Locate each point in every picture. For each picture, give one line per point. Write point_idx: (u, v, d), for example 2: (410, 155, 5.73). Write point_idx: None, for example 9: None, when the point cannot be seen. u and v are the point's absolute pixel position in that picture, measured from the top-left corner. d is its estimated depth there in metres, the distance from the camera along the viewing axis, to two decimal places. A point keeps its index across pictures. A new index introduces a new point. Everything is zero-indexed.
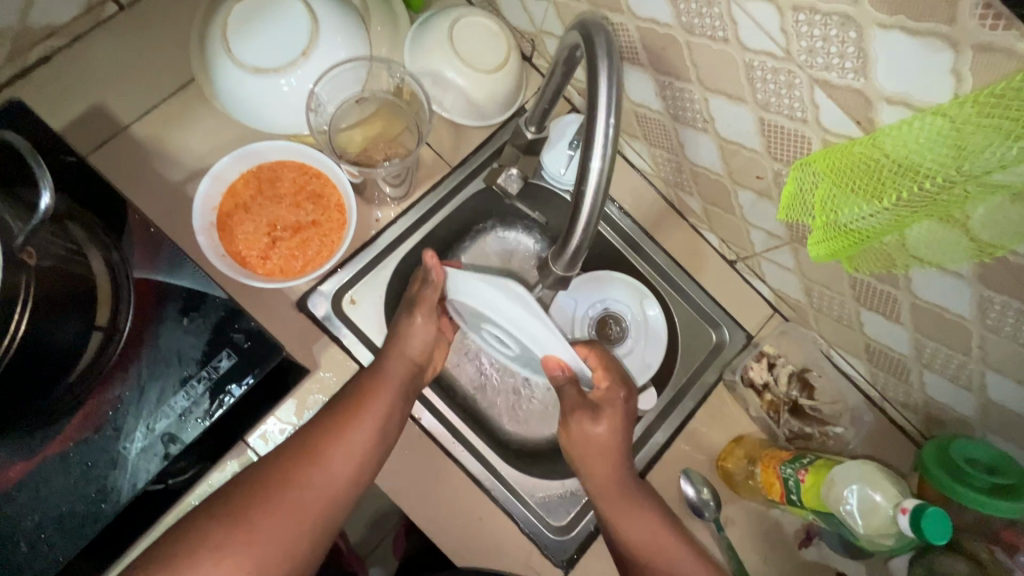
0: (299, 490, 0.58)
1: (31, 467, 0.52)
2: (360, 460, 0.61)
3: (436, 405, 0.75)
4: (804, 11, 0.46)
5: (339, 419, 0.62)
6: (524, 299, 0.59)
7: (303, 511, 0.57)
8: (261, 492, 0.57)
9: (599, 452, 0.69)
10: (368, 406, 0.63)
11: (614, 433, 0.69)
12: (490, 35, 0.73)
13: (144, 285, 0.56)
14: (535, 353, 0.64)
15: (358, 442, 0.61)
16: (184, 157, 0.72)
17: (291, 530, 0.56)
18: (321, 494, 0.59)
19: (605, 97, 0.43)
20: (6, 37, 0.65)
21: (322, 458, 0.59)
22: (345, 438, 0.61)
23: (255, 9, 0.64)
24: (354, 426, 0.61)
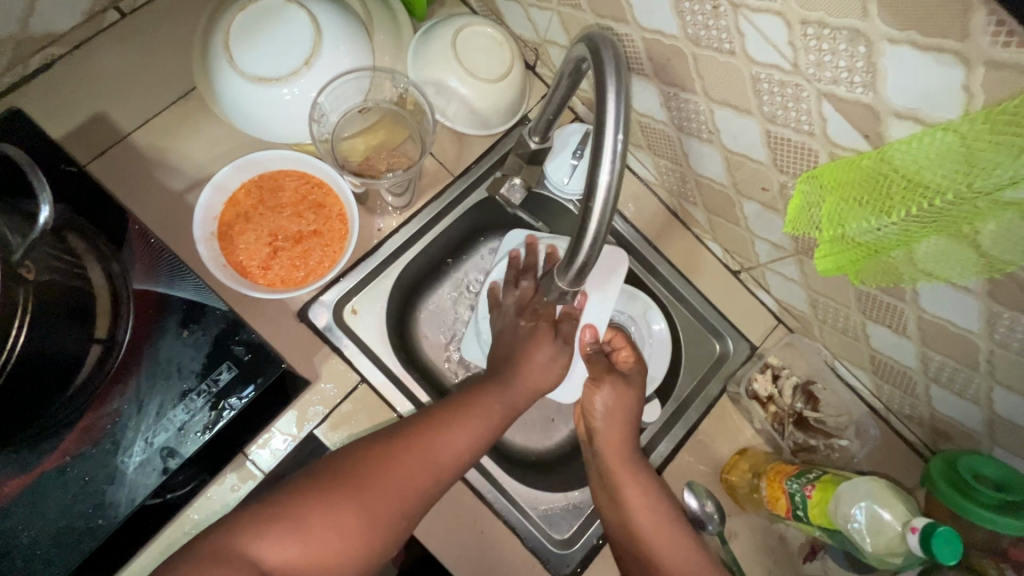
0: (412, 461, 0.57)
1: (28, 482, 0.51)
2: (452, 460, 0.59)
3: None
4: (812, 24, 0.46)
5: (458, 404, 0.63)
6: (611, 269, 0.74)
7: (411, 484, 0.57)
8: (365, 463, 0.56)
9: (612, 446, 0.70)
10: (487, 396, 0.64)
11: (625, 396, 0.71)
12: (494, 44, 0.72)
13: (143, 297, 0.55)
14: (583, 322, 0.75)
15: (454, 442, 0.60)
16: (185, 166, 0.71)
17: (390, 503, 0.55)
18: (407, 483, 0.56)
19: (614, 111, 0.42)
20: (8, 45, 0.65)
21: (434, 436, 0.59)
22: (461, 421, 0.61)
23: (258, 18, 0.64)
24: (473, 413, 0.62)
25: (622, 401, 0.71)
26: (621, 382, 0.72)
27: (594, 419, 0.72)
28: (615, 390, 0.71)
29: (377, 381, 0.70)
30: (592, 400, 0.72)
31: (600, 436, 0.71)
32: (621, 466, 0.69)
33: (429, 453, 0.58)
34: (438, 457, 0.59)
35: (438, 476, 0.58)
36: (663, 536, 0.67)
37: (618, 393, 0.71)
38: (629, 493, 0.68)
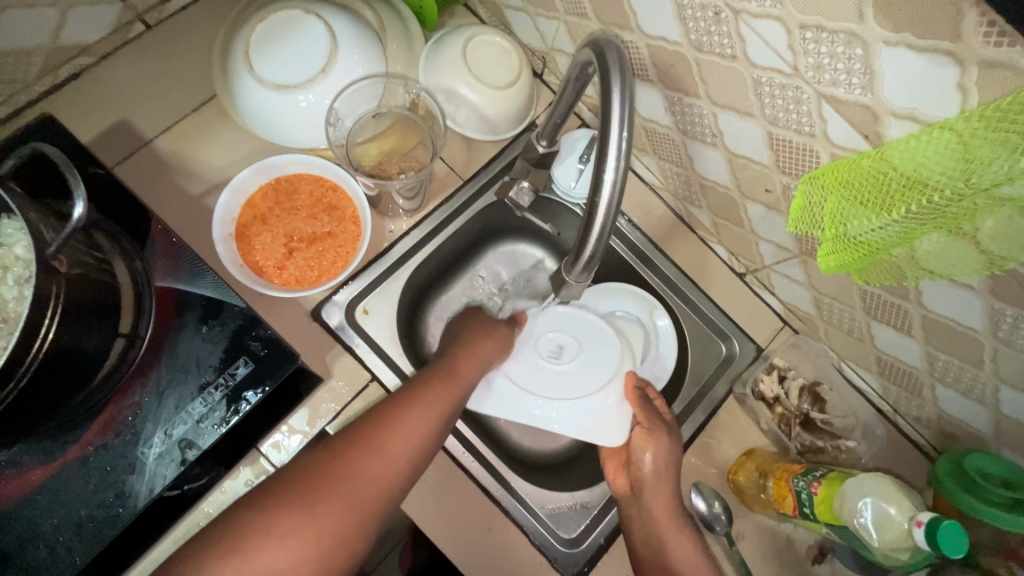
0: (370, 463, 0.56)
1: (52, 471, 0.52)
2: (411, 454, 0.58)
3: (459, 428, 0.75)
4: (810, 28, 0.47)
5: (409, 394, 0.61)
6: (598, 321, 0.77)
7: (373, 482, 0.56)
8: (331, 463, 0.56)
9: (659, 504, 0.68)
10: (437, 388, 0.62)
11: (666, 456, 0.70)
12: (502, 52, 0.75)
13: (166, 294, 0.58)
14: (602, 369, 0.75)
15: (410, 435, 0.58)
16: (204, 171, 0.74)
17: (361, 496, 0.55)
18: (367, 483, 0.56)
19: (617, 111, 0.44)
20: (41, 55, 0.68)
21: (389, 429, 0.58)
22: (413, 412, 0.59)
23: (276, 28, 0.66)
24: (422, 399, 0.60)
25: (667, 458, 0.70)
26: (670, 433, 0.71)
27: (640, 477, 0.70)
28: (661, 449, 0.70)
29: (389, 381, 0.71)
30: (639, 456, 0.70)
31: (647, 494, 0.69)
32: (665, 516, 0.68)
33: (388, 445, 0.57)
34: (396, 449, 0.57)
35: (399, 472, 0.57)
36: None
37: (665, 448, 0.70)
38: (670, 537, 0.68)
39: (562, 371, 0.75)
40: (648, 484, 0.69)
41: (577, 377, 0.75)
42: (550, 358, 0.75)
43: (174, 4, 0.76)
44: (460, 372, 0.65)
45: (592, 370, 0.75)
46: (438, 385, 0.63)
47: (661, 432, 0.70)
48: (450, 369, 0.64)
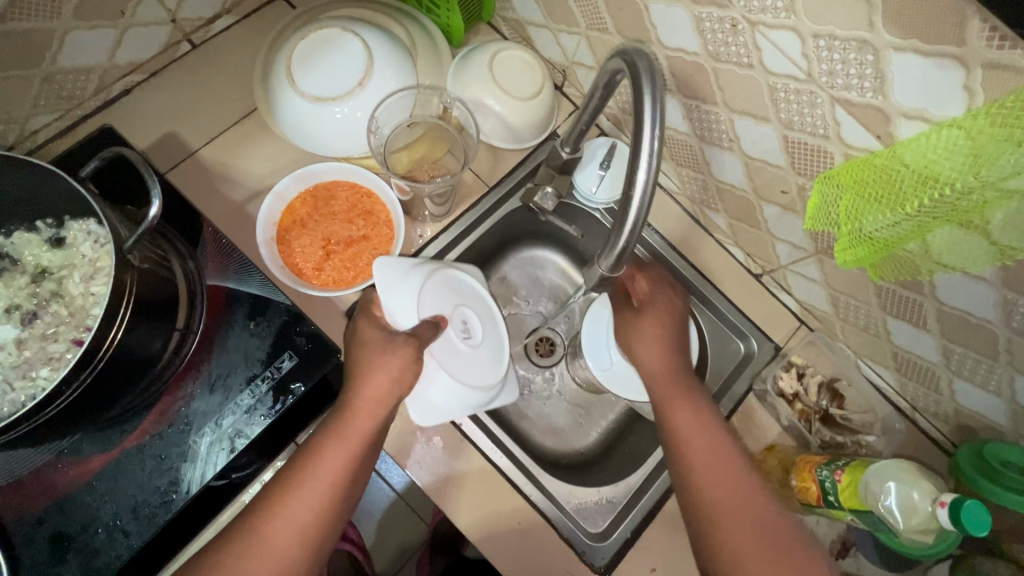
0: (292, 514, 0.58)
1: (112, 457, 0.55)
2: (329, 497, 0.60)
3: (498, 436, 0.77)
4: (823, 37, 0.51)
5: (311, 444, 0.61)
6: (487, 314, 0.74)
7: (301, 531, 0.58)
8: (260, 516, 0.58)
9: (686, 432, 0.67)
10: (337, 434, 0.62)
11: (659, 325, 0.72)
12: (526, 66, 0.79)
13: (216, 292, 0.62)
14: (497, 359, 0.73)
15: (324, 480, 0.60)
16: (246, 179, 0.78)
17: (286, 545, 0.58)
18: (295, 530, 0.58)
19: (650, 113, 0.47)
20: (97, 73, 0.73)
21: (305, 479, 0.60)
22: (327, 457, 0.60)
23: (316, 45, 0.71)
24: (330, 446, 0.61)
25: (659, 343, 0.72)
26: (658, 311, 0.73)
27: (635, 354, 0.73)
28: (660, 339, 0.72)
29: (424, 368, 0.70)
30: (632, 343, 0.73)
31: (646, 374, 0.72)
32: (668, 381, 0.71)
33: (301, 495, 0.59)
34: (313, 498, 0.59)
35: (328, 511, 0.60)
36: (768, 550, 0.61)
37: (659, 335, 0.72)
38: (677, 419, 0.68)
39: (470, 358, 0.71)
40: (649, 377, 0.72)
41: (483, 350, 0.73)
42: (455, 332, 0.71)
43: (218, 25, 0.81)
44: (358, 414, 0.62)
45: (497, 341, 0.74)
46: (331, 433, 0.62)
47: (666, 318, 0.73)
48: (346, 414, 0.62)
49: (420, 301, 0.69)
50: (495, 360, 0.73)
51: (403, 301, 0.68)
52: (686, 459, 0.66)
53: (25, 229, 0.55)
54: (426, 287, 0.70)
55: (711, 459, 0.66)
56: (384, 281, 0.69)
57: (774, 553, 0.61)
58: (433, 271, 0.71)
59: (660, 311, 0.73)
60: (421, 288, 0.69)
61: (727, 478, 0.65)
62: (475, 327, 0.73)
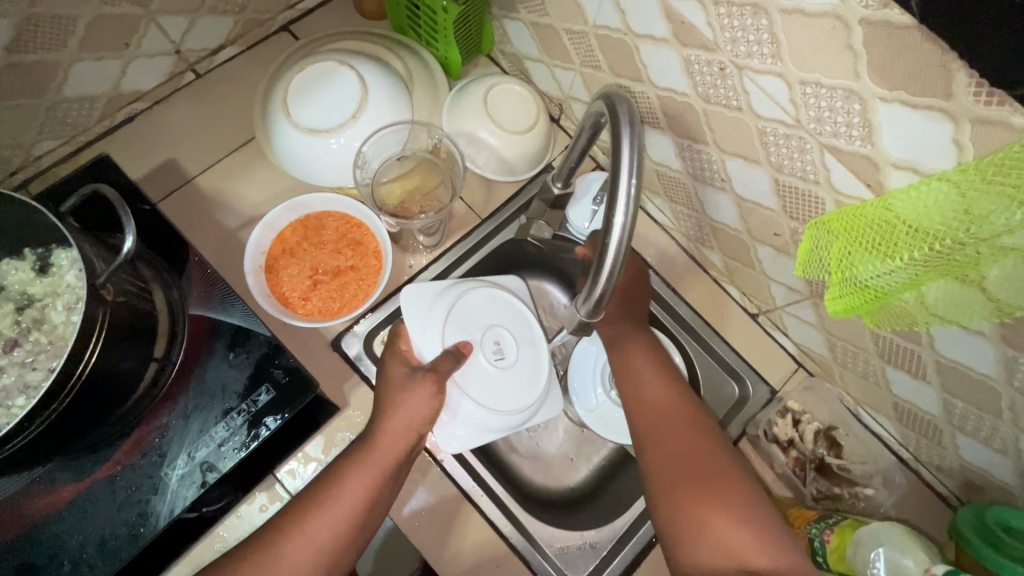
0: (318, 528, 0.58)
1: (82, 488, 0.55)
2: (353, 516, 0.59)
3: (481, 472, 0.76)
4: (810, 84, 0.50)
5: (346, 458, 0.62)
6: (521, 333, 0.75)
7: (323, 547, 0.58)
8: (283, 531, 0.58)
9: (637, 368, 0.71)
10: (369, 452, 0.62)
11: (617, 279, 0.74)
12: (521, 101, 0.79)
13: (197, 321, 0.61)
14: (531, 380, 0.74)
15: (349, 499, 0.60)
16: (241, 206, 0.79)
17: (306, 561, 0.57)
18: (317, 546, 0.58)
19: (627, 160, 0.46)
20: (102, 102, 0.75)
21: (332, 496, 0.60)
22: (356, 474, 0.61)
23: (313, 76, 0.73)
24: (354, 473, 0.60)
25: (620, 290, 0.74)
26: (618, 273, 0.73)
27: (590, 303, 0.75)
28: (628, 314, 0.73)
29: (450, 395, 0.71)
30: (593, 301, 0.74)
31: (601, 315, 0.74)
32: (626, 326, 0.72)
33: (328, 509, 0.59)
34: (337, 514, 0.59)
35: (353, 530, 0.59)
36: (710, 488, 0.61)
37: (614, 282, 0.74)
38: (633, 361, 0.71)
39: (501, 381, 0.72)
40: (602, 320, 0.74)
41: (516, 372, 0.73)
42: (484, 355, 0.72)
43: (223, 55, 0.84)
44: (391, 431, 0.62)
45: (533, 364, 0.74)
46: (368, 449, 0.62)
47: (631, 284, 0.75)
48: (381, 432, 0.62)
49: (445, 329, 0.71)
50: (529, 379, 0.74)
51: (427, 329, 0.70)
52: (639, 397, 0.69)
53: (12, 256, 0.57)
54: (450, 313, 0.71)
55: (663, 399, 0.68)
56: (411, 308, 0.72)
57: (723, 500, 0.60)
58: (457, 298, 0.72)
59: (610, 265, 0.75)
60: (449, 317, 0.71)
61: (678, 422, 0.66)
62: (507, 349, 0.74)
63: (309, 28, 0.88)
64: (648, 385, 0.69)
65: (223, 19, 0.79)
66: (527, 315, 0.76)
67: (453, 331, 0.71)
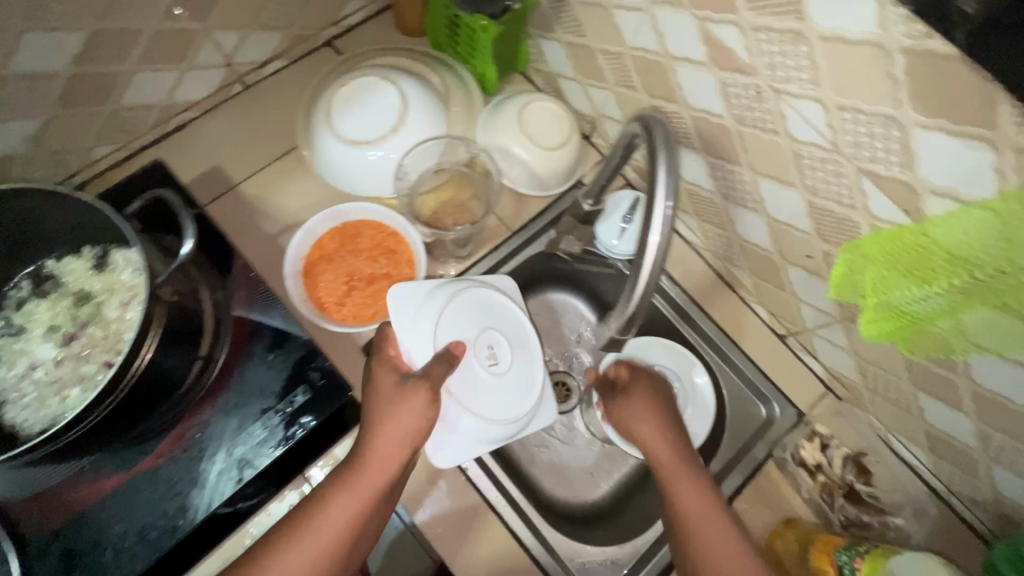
0: (300, 553, 0.57)
1: (126, 478, 0.58)
2: (341, 535, 0.59)
3: (502, 481, 0.76)
4: (848, 110, 0.51)
5: (338, 474, 0.61)
6: (516, 339, 0.74)
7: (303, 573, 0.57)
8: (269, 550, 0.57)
9: (689, 497, 0.64)
10: (360, 471, 0.61)
11: (652, 403, 0.71)
12: (555, 117, 0.81)
13: (239, 322, 0.64)
14: (523, 388, 0.73)
15: (336, 519, 0.59)
16: (282, 213, 0.82)
17: None
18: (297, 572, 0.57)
19: (663, 181, 0.47)
20: (156, 110, 0.79)
21: (320, 514, 0.59)
22: (347, 491, 0.60)
23: (355, 91, 0.76)
24: (344, 492, 0.60)
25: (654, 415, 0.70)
26: (647, 394, 0.71)
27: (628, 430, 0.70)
28: (668, 437, 0.68)
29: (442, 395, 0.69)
30: (623, 413, 0.71)
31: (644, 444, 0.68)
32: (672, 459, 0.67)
33: (315, 530, 0.58)
34: (322, 535, 0.58)
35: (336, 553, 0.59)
36: None
37: (648, 408, 0.70)
38: (683, 497, 0.64)
39: (491, 386, 0.71)
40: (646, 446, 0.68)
41: (508, 379, 0.72)
42: (478, 359, 0.71)
43: (269, 69, 0.87)
44: (381, 450, 0.61)
45: (526, 372, 0.74)
46: (359, 469, 0.61)
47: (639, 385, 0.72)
48: (372, 449, 0.61)
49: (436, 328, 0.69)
50: (520, 387, 0.73)
51: (419, 328, 0.69)
52: (699, 541, 0.62)
53: (71, 254, 0.60)
54: (442, 312, 0.70)
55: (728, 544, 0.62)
56: (401, 306, 0.70)
57: None
58: (451, 297, 0.71)
59: (642, 389, 0.72)
60: (441, 320, 0.70)
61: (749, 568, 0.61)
62: (501, 354, 0.73)
63: (351, 44, 0.91)
64: (708, 529, 0.63)
65: (272, 34, 0.83)
66: (521, 322, 0.75)
67: (445, 331, 0.69)
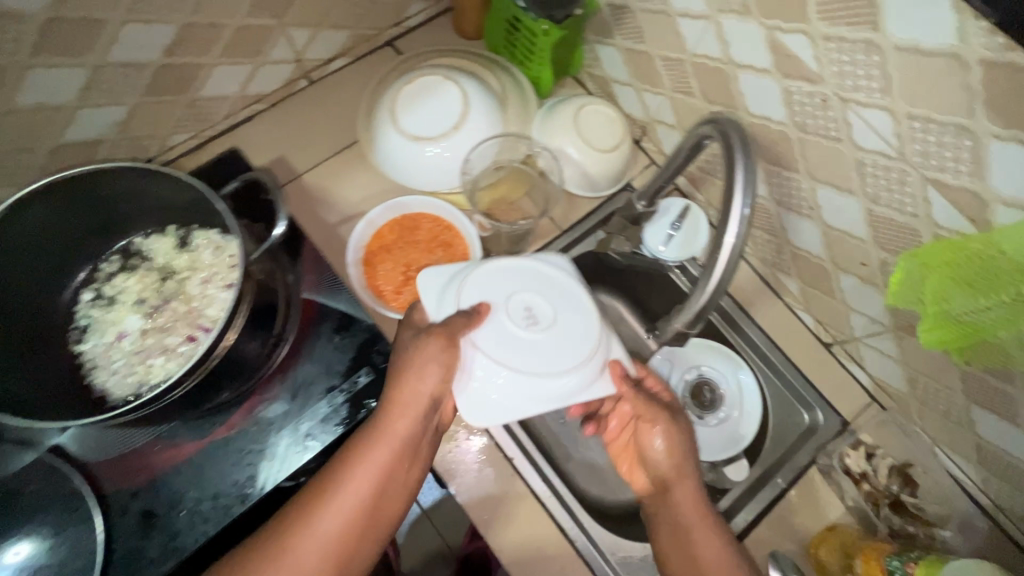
0: (328, 512, 0.57)
1: (201, 446, 0.61)
2: (367, 491, 0.59)
3: (546, 472, 0.77)
4: (918, 119, 0.52)
5: (360, 436, 0.61)
6: (557, 294, 0.63)
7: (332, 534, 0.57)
8: (300, 505, 0.58)
9: (701, 542, 0.63)
10: (382, 429, 0.60)
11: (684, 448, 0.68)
12: (609, 120, 0.83)
13: (308, 304, 0.67)
14: (572, 346, 0.61)
15: (361, 478, 0.59)
16: (341, 204, 0.85)
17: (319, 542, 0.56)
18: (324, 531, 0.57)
19: (741, 182, 0.49)
20: (229, 101, 0.83)
21: (345, 472, 0.59)
22: (370, 451, 0.60)
23: (420, 88, 0.78)
24: (368, 451, 0.60)
25: (683, 457, 0.68)
26: (675, 423, 0.69)
27: (655, 456, 0.68)
28: (696, 488, 0.66)
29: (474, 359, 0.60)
30: (651, 437, 0.69)
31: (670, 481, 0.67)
32: (696, 508, 0.65)
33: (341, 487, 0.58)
34: (349, 493, 0.58)
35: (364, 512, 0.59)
36: None
37: (679, 444, 0.68)
38: (697, 542, 0.64)
39: (532, 344, 0.60)
40: (671, 486, 0.67)
41: (551, 335, 0.61)
42: (513, 317, 0.61)
43: (333, 66, 0.91)
44: (399, 406, 0.61)
45: (574, 327, 0.62)
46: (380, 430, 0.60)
47: (669, 422, 0.69)
48: (390, 406, 0.61)
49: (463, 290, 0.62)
50: (566, 344, 0.61)
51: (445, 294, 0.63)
52: None
53: (157, 232, 0.65)
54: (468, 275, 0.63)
55: None
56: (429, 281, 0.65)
57: None
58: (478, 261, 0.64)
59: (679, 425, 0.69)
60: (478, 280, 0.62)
61: None
62: (541, 311, 0.62)
63: (410, 43, 0.95)
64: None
65: (339, 33, 0.87)
66: (563, 274, 0.64)
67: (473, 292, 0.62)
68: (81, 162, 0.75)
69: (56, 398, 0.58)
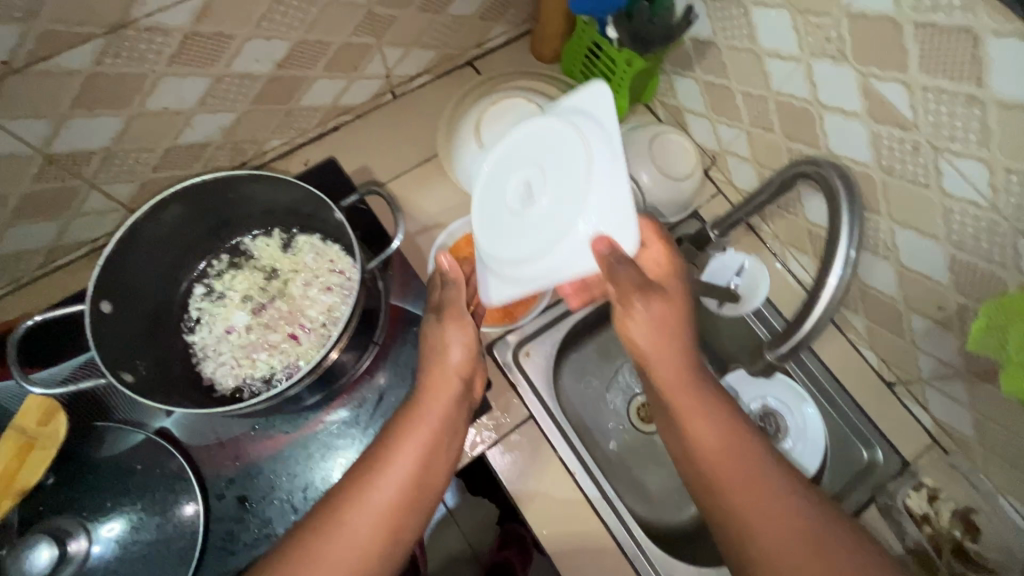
0: (381, 477, 0.58)
1: (295, 438, 0.69)
2: (417, 461, 0.60)
3: (603, 483, 0.78)
4: (1016, 173, 0.53)
5: (402, 419, 0.64)
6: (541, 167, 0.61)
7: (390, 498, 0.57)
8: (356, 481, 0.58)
9: (701, 433, 0.59)
10: (424, 407, 0.64)
11: (659, 326, 0.64)
12: (682, 149, 0.86)
13: (396, 310, 0.75)
14: (556, 220, 0.60)
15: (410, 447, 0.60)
16: (419, 214, 0.89)
17: (375, 508, 0.56)
18: (381, 493, 0.57)
19: (848, 228, 0.51)
20: (321, 112, 0.88)
21: (394, 445, 0.60)
22: (414, 425, 0.62)
23: (505, 111, 0.82)
24: (412, 428, 0.62)
25: (663, 331, 0.64)
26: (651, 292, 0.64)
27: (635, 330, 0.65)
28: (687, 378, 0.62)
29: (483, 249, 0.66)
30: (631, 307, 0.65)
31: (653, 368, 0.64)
32: (687, 399, 0.61)
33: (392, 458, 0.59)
34: (402, 462, 0.59)
35: (416, 480, 0.59)
36: None
37: (658, 318, 0.64)
38: (698, 435, 0.59)
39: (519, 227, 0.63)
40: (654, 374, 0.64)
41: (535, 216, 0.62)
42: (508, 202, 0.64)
43: (416, 82, 0.95)
44: (437, 385, 0.65)
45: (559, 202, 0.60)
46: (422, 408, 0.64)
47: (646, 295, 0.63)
48: (429, 388, 0.65)
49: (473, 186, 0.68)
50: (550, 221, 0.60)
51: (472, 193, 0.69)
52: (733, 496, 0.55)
53: (263, 234, 0.73)
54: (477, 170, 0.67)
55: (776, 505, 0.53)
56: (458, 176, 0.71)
57: None
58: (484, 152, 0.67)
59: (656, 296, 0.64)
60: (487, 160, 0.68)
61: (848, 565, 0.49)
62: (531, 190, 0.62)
63: (489, 64, 0.98)
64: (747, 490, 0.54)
65: (427, 52, 0.91)
66: (548, 139, 0.61)
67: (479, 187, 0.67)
68: (188, 162, 0.80)
69: (175, 385, 0.67)
